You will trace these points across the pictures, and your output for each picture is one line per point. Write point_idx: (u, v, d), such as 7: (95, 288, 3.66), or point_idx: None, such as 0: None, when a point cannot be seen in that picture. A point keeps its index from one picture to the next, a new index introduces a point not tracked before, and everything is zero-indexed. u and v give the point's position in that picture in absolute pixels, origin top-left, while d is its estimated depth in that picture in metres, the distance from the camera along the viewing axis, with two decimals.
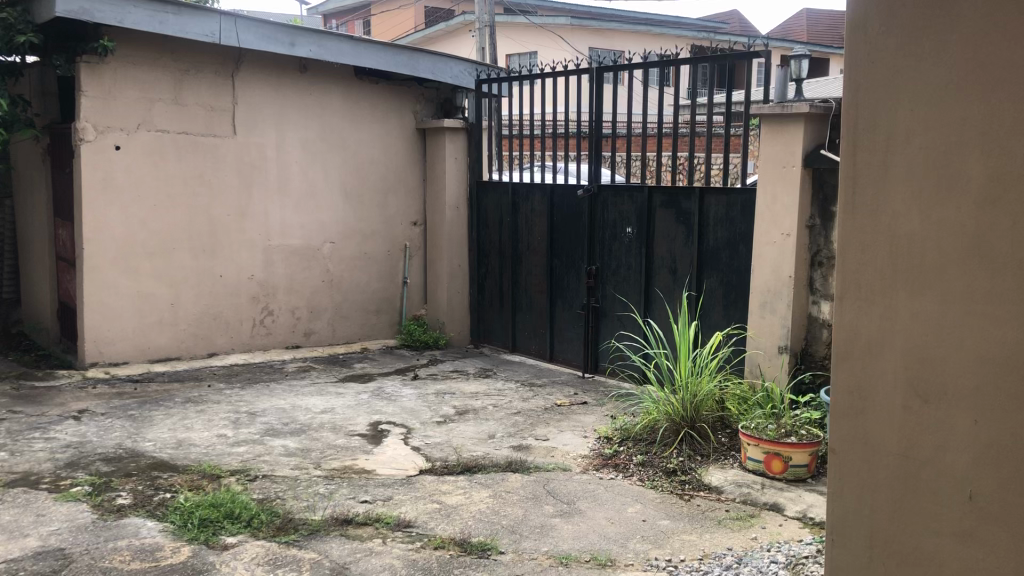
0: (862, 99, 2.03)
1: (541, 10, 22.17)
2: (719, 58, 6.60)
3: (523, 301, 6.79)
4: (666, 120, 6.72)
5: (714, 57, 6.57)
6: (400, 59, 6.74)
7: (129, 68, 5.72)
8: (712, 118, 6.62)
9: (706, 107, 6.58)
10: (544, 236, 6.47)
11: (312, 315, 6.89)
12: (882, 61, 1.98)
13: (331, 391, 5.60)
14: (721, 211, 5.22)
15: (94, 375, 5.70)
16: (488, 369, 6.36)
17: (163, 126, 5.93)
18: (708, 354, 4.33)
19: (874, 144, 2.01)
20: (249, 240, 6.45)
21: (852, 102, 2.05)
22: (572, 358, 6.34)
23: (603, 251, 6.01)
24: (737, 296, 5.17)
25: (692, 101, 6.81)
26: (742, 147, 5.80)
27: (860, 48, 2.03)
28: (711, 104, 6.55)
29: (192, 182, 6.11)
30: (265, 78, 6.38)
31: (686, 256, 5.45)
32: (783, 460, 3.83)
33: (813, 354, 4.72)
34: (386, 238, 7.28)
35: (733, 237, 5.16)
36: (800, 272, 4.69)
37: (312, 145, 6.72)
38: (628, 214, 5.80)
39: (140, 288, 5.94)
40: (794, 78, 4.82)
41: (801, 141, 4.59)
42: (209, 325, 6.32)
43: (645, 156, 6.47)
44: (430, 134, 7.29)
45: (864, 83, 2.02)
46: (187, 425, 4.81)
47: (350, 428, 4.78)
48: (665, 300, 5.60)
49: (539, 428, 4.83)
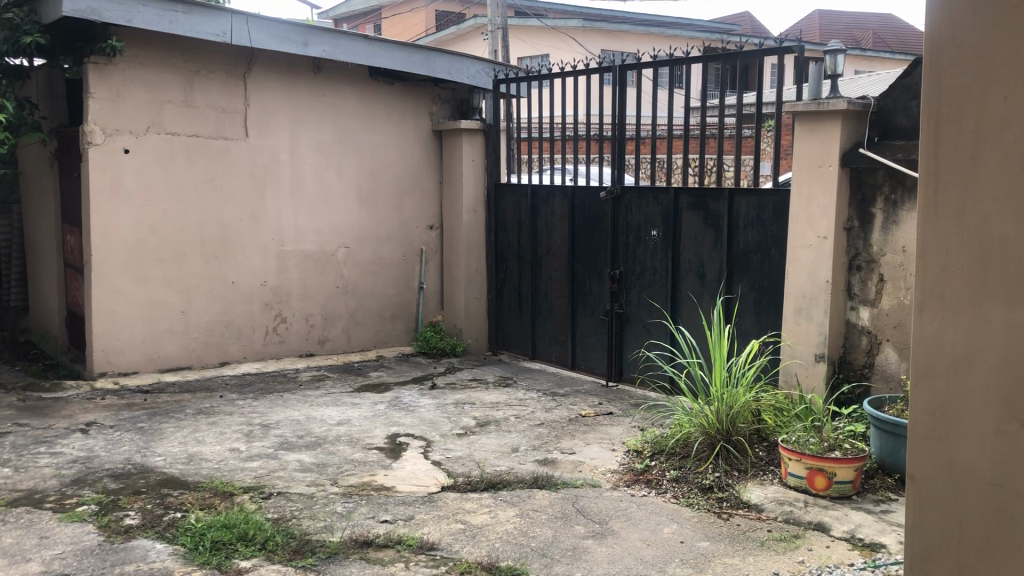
0: (944, 88, 1.85)
1: (552, 13, 22.04)
2: (739, 58, 6.34)
3: (543, 307, 6.59)
4: (684, 122, 6.48)
5: (733, 57, 6.32)
6: (417, 58, 6.55)
7: (138, 69, 5.56)
8: (730, 121, 6.37)
9: (725, 108, 6.33)
10: (566, 240, 6.28)
11: (327, 322, 6.70)
12: (968, 44, 1.80)
13: (347, 402, 5.40)
14: (752, 213, 5.01)
15: (103, 385, 5.53)
16: (508, 377, 6.15)
17: (172, 128, 5.76)
18: (743, 363, 4.11)
19: (958, 137, 1.82)
20: (262, 246, 6.27)
21: (933, 91, 1.87)
22: (594, 366, 6.13)
23: (627, 255, 5.81)
24: (770, 301, 4.95)
25: (709, 103, 6.56)
26: (770, 148, 5.56)
27: (943, 31, 1.85)
28: (729, 107, 6.29)
29: (203, 186, 5.94)
30: (278, 79, 6.21)
31: (715, 260, 5.23)
32: (827, 477, 3.61)
33: (851, 362, 4.50)
34: (402, 242, 7.09)
35: (765, 240, 4.94)
36: (838, 276, 4.47)
37: (326, 147, 6.53)
38: (653, 217, 5.59)
39: (150, 295, 5.77)
40: (829, 73, 4.61)
41: (838, 140, 4.39)
42: (221, 333, 6.14)
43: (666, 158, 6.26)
44: (447, 136, 7.11)
45: (948, 70, 1.84)
46: (198, 438, 4.62)
47: (368, 442, 4.59)
48: (693, 306, 5.39)
49: (564, 441, 4.63)
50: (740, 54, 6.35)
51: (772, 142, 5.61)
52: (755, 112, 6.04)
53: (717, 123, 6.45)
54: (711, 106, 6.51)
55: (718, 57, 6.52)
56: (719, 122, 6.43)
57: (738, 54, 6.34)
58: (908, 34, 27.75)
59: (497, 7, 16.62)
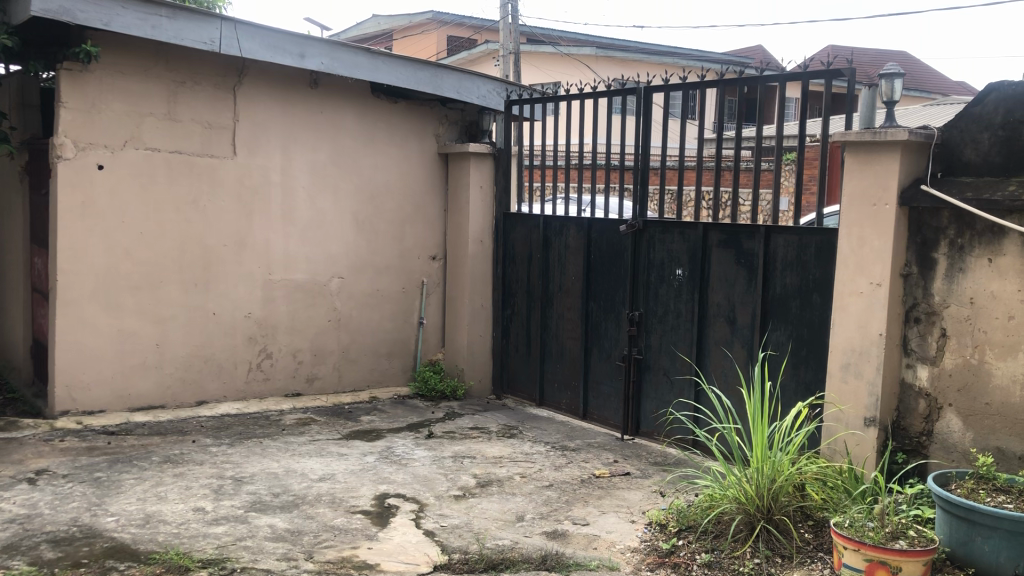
0: None
1: (565, 41, 21.65)
2: (749, 83, 5.78)
3: (553, 348, 6.04)
4: (692, 153, 5.92)
5: (742, 82, 5.74)
6: (424, 75, 6.06)
7: (117, 77, 5.07)
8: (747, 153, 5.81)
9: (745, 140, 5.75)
10: (580, 276, 5.74)
11: (317, 359, 6.15)
12: None
13: (332, 452, 4.84)
14: (792, 254, 4.48)
15: (63, 425, 4.97)
16: (514, 427, 5.57)
17: (152, 143, 5.26)
18: (788, 428, 3.56)
19: None
20: (247, 274, 5.74)
21: None
22: (608, 416, 5.57)
23: (647, 294, 5.26)
24: (810, 354, 4.41)
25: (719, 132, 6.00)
26: (795, 182, 5.00)
27: None
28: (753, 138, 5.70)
29: (185, 208, 5.43)
30: (272, 93, 5.72)
31: (749, 305, 4.70)
32: (890, 572, 3.03)
33: (906, 428, 3.94)
34: (402, 274, 6.55)
35: (806, 284, 4.41)
36: (892, 329, 3.92)
37: (321, 169, 6.02)
38: (678, 254, 5.05)
39: (121, 326, 5.24)
40: (885, 100, 4.10)
41: (896, 174, 3.86)
42: (199, 369, 5.59)
43: (692, 191, 5.72)
44: (454, 159, 6.60)
45: None
46: (160, 494, 4.06)
47: (352, 504, 4.02)
48: (722, 354, 4.84)
49: (577, 508, 4.06)
50: (754, 79, 5.78)
51: (797, 176, 5.06)
52: (774, 143, 5.47)
53: (732, 155, 5.90)
54: (730, 136, 5.93)
55: (732, 82, 5.97)
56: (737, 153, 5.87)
57: (747, 77, 5.77)
58: (924, 72, 27.41)
59: (510, 32, 16.28)
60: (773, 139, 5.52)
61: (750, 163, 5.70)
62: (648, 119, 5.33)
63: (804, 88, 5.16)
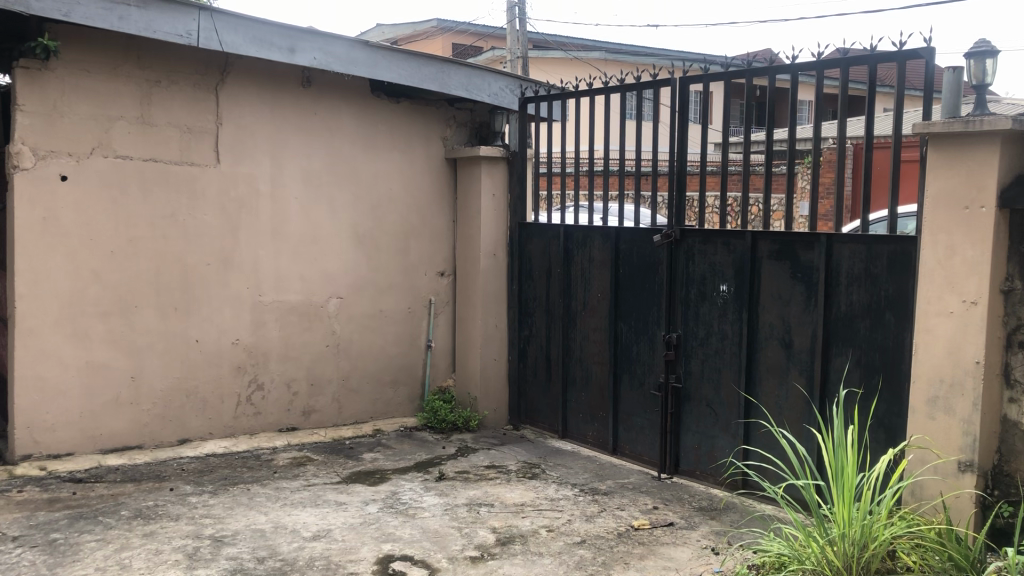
0: None
1: (572, 45, 21.02)
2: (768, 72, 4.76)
3: (577, 374, 5.41)
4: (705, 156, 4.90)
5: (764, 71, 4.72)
6: (429, 71, 5.45)
7: (83, 76, 4.47)
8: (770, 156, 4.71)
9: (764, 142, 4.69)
10: (607, 293, 5.11)
11: (313, 389, 5.52)
12: None
13: (329, 502, 4.21)
14: (858, 266, 3.85)
15: (24, 473, 4.36)
16: (535, 465, 4.93)
17: (124, 150, 4.66)
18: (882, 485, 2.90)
19: None
20: (234, 295, 5.13)
21: None
22: (641, 451, 4.94)
23: (686, 314, 4.63)
24: (883, 382, 3.78)
25: (728, 135, 4.93)
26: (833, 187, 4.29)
27: None
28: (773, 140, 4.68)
29: (162, 223, 4.82)
30: (260, 94, 5.12)
31: (808, 326, 4.06)
32: None
33: (1011, 476, 3.29)
34: (407, 292, 5.92)
35: (877, 301, 3.79)
36: (990, 356, 3.28)
37: (316, 176, 5.41)
38: (722, 267, 4.43)
39: (90, 358, 4.62)
40: (974, 83, 3.47)
41: (994, 172, 3.23)
42: (181, 404, 4.98)
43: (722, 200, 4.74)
44: (463, 165, 5.99)
45: None
46: (124, 561, 3.43)
47: (349, 571, 3.39)
48: (776, 382, 4.22)
49: (616, 572, 3.42)
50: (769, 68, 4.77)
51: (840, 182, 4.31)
52: (802, 147, 4.49)
53: (745, 160, 4.87)
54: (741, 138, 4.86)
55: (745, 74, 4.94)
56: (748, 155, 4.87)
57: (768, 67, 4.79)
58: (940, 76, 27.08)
59: (518, 39, 15.84)
60: (793, 141, 4.51)
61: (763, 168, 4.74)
62: (684, 122, 4.56)
63: (843, 78, 4.15)
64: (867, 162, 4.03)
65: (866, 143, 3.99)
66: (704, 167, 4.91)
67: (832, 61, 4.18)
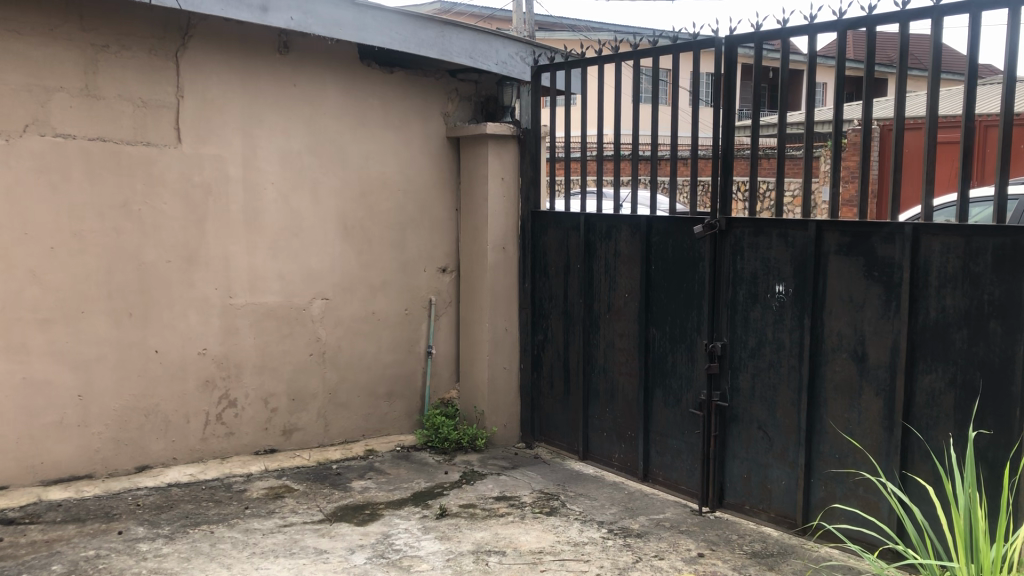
0: None
1: (578, 27, 20.19)
2: (805, 34, 3.80)
3: (600, 387, 4.69)
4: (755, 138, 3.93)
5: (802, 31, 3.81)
6: (428, 34, 4.70)
7: (11, 39, 3.74)
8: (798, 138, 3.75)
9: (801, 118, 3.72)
10: (636, 293, 4.39)
11: (295, 406, 4.80)
12: None
13: (309, 550, 3.49)
14: (953, 266, 3.11)
15: None
16: (553, 496, 4.21)
17: (65, 128, 3.92)
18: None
19: None
20: (201, 298, 4.40)
21: None
22: (678, 479, 4.23)
23: (733, 319, 3.90)
24: (986, 409, 3.04)
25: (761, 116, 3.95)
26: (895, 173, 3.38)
27: None
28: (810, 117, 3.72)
29: (112, 214, 4.08)
30: (229, 62, 4.37)
31: (886, 336, 3.32)
32: None
33: None
34: (403, 292, 5.19)
35: (978, 309, 3.05)
36: None
37: (297, 159, 4.68)
38: (778, 264, 3.69)
39: (27, 374, 3.90)
40: None
41: None
42: (139, 426, 4.26)
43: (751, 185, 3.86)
44: (467, 145, 5.25)
45: None
46: None
47: None
48: (845, 403, 3.48)
49: None
50: (805, 30, 3.81)
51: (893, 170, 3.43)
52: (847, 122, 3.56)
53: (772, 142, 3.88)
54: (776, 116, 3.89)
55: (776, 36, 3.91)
56: (784, 135, 3.84)
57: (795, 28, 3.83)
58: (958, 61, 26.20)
59: (522, 20, 15.13)
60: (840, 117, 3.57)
61: (803, 152, 3.71)
62: (729, 96, 3.84)
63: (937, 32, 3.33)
64: (964, 136, 3.13)
65: (966, 115, 3.12)
66: (757, 150, 3.92)
67: (922, 10, 3.37)
